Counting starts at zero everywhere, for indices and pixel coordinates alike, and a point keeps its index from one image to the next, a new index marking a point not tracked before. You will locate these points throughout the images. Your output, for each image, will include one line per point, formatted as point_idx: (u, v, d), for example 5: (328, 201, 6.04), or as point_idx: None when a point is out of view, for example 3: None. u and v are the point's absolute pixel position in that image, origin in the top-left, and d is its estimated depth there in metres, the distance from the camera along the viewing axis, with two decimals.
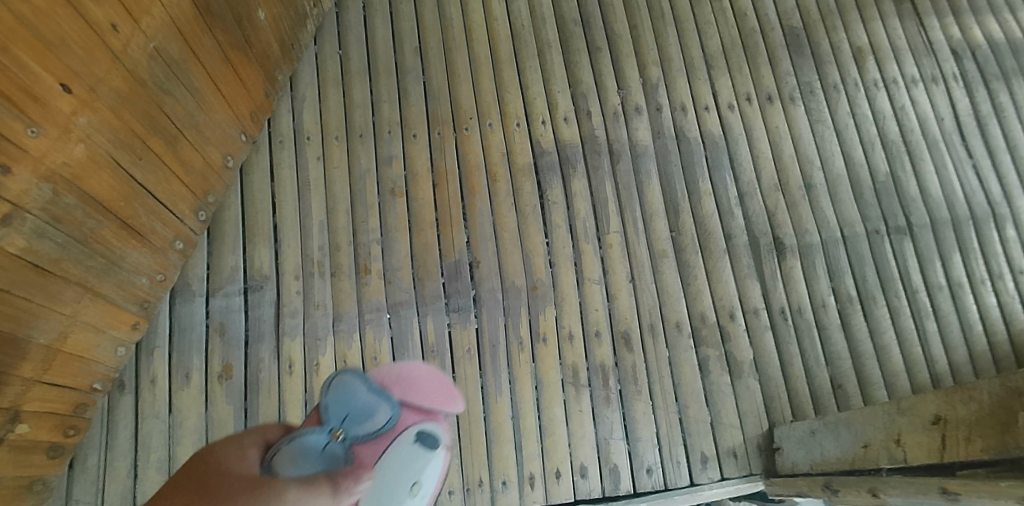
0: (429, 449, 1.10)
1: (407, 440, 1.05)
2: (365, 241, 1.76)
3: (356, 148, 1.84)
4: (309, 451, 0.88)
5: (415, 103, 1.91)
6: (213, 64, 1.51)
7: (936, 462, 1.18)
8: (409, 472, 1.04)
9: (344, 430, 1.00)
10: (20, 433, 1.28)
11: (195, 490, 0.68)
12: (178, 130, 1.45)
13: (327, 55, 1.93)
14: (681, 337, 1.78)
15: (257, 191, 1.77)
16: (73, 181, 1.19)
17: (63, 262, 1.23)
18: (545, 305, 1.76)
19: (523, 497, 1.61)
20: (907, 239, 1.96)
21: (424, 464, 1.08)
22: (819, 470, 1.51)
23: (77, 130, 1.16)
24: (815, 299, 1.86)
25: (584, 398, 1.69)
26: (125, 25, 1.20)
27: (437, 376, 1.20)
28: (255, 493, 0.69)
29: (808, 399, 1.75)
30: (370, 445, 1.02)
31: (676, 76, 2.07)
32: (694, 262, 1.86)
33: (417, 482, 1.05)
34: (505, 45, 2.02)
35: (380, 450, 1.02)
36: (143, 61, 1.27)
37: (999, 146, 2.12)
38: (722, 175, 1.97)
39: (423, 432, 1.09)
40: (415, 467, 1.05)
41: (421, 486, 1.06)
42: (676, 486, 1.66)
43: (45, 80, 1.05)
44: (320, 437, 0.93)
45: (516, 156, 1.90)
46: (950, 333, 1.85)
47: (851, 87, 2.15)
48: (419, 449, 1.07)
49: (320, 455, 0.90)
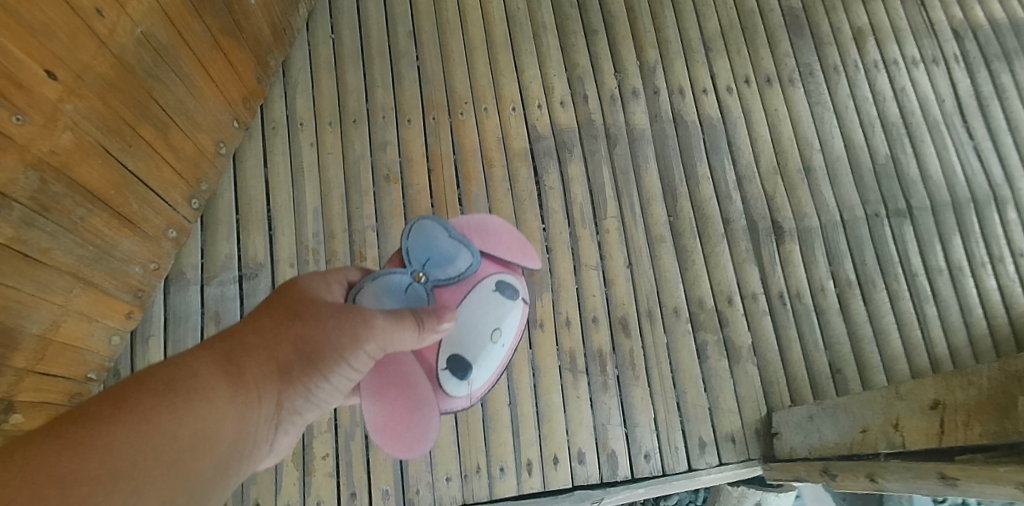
0: (507, 298, 1.22)
1: (484, 289, 1.18)
2: (360, 228, 1.75)
3: (349, 133, 1.82)
4: (392, 289, 1.02)
5: (409, 88, 1.88)
6: (203, 49, 1.49)
7: (935, 447, 1.17)
8: (485, 318, 1.18)
9: (426, 272, 1.12)
10: (14, 423, 1.24)
11: (285, 312, 0.74)
12: (169, 117, 1.43)
13: (319, 39, 1.90)
14: (679, 322, 1.77)
15: (251, 178, 1.75)
16: (61, 169, 1.18)
17: (52, 251, 1.22)
18: (542, 291, 1.75)
19: (520, 483, 1.61)
20: (907, 222, 1.94)
21: (501, 313, 1.20)
22: (817, 454, 1.50)
23: (63, 118, 1.14)
24: (814, 283, 1.85)
25: (581, 384, 1.69)
26: (111, 9, 1.17)
27: (513, 232, 1.27)
28: (345, 314, 0.75)
29: (807, 384, 1.75)
30: (451, 287, 1.15)
31: (674, 58, 2.04)
32: (692, 247, 1.85)
33: (495, 328, 1.19)
34: (499, 28, 1.99)
35: (461, 294, 1.15)
36: (131, 47, 1.25)
37: (1001, 127, 2.09)
38: (720, 158, 1.95)
39: (500, 282, 1.21)
40: (491, 315, 1.19)
41: (499, 331, 1.20)
42: (674, 472, 1.66)
43: (29, 67, 1.03)
44: (404, 278, 1.06)
45: (512, 141, 1.88)
46: (949, 316, 1.84)
47: (852, 69, 2.11)
48: (496, 298, 1.20)
49: (406, 295, 1.05)
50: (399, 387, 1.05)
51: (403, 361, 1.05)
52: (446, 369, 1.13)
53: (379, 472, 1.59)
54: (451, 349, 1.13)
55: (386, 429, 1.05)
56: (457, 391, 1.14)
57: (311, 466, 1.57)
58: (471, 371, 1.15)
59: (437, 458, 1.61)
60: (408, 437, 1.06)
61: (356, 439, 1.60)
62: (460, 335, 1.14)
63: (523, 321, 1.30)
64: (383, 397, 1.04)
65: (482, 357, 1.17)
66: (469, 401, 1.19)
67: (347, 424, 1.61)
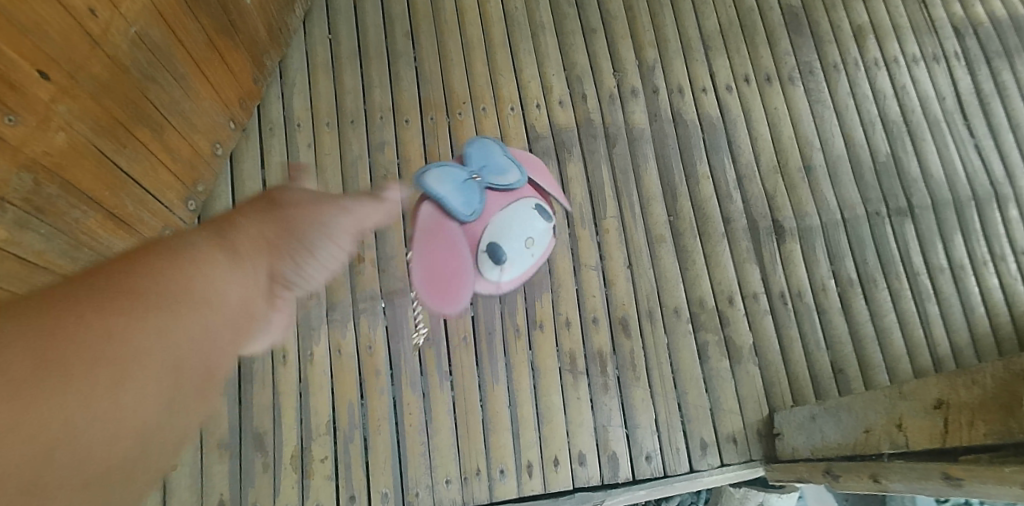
0: (544, 218, 1.32)
1: (525, 204, 1.28)
2: (357, 229, 1.74)
3: (347, 134, 1.81)
4: (442, 179, 1.19)
5: (407, 88, 1.87)
6: (198, 49, 1.48)
7: (938, 448, 1.15)
8: (521, 225, 1.27)
9: (482, 176, 1.25)
10: None
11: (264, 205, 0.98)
12: (163, 118, 1.42)
13: (316, 39, 1.89)
14: (680, 322, 1.76)
15: (248, 179, 1.74)
16: (54, 170, 1.16)
17: (47, 253, 1.20)
18: (541, 292, 1.74)
19: (521, 485, 1.60)
20: (908, 220, 1.93)
21: (536, 225, 1.30)
22: (819, 455, 1.49)
23: (56, 118, 1.13)
24: (815, 282, 1.84)
25: (581, 385, 1.68)
26: (104, 10, 1.16)
27: (559, 173, 1.40)
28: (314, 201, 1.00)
29: (809, 384, 1.73)
30: (500, 194, 1.26)
31: (673, 57, 2.03)
32: (692, 247, 1.84)
33: (529, 237, 1.30)
34: (497, 28, 1.98)
35: (505, 201, 1.26)
36: (124, 47, 1.24)
37: (1002, 124, 2.08)
38: (720, 157, 1.94)
39: (540, 205, 1.32)
40: (528, 225, 1.29)
41: (532, 240, 1.31)
42: (675, 473, 1.65)
43: (22, 67, 1.02)
44: (455, 173, 1.22)
45: (511, 141, 1.87)
46: (951, 315, 1.83)
47: (852, 67, 2.10)
48: (535, 214, 1.30)
49: (459, 184, 1.21)
50: (433, 244, 1.21)
51: (444, 225, 1.20)
52: (478, 258, 1.25)
53: (378, 474, 1.57)
54: (489, 239, 1.24)
55: (427, 253, 1.21)
56: (489, 271, 1.26)
57: (310, 469, 1.56)
58: (500, 263, 1.28)
59: (437, 461, 1.59)
60: (431, 274, 1.22)
61: (355, 442, 1.59)
62: (499, 229, 1.24)
63: (554, 244, 1.42)
64: (428, 227, 1.20)
65: (513, 254, 1.27)
66: (489, 288, 1.34)
67: (346, 427, 1.60)
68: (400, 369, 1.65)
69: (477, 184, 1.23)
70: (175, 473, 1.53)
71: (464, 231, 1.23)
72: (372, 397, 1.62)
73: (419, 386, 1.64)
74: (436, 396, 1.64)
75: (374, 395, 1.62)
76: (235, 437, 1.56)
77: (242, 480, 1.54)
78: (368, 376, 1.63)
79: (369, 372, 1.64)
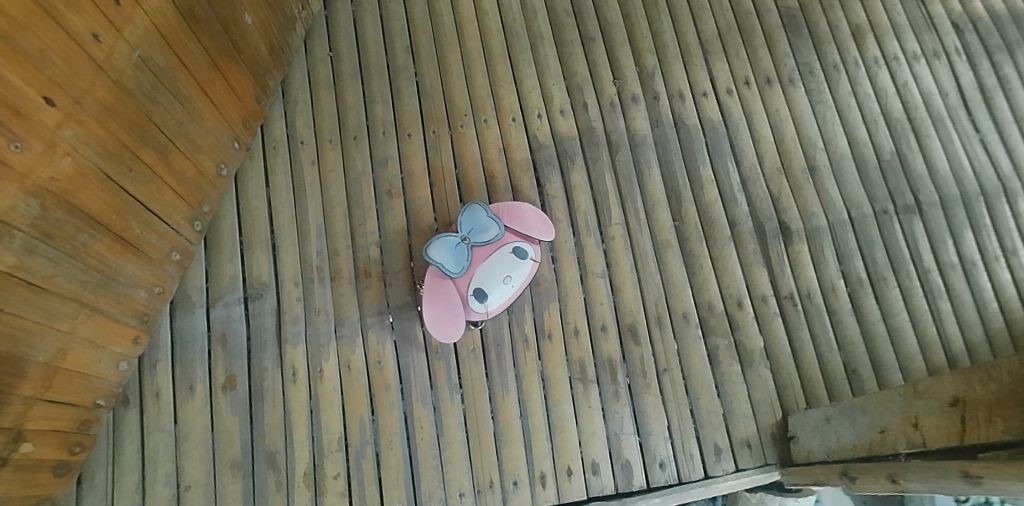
0: (521, 258, 1.68)
1: (504, 251, 1.67)
2: (363, 244, 1.74)
3: (350, 149, 1.82)
4: (443, 249, 1.62)
5: (408, 102, 1.89)
6: (201, 70, 1.49)
7: (955, 446, 1.14)
8: (502, 268, 1.65)
9: (470, 237, 1.65)
10: (23, 452, 1.26)
11: None
12: (168, 140, 1.44)
13: (317, 57, 1.91)
14: (689, 327, 1.75)
15: (253, 198, 1.75)
16: (61, 195, 1.17)
17: (56, 278, 1.22)
18: (549, 301, 1.74)
19: (535, 496, 1.59)
20: (916, 218, 1.92)
21: (514, 266, 1.66)
22: (836, 457, 1.47)
23: (63, 143, 1.14)
24: (824, 283, 1.83)
25: (592, 394, 1.67)
26: (107, 34, 1.17)
27: (541, 215, 1.72)
28: None
29: (822, 386, 1.72)
30: (485, 247, 1.66)
31: (673, 63, 2.04)
32: (699, 251, 1.83)
33: (509, 274, 1.65)
34: (496, 40, 2.00)
35: (489, 252, 1.66)
36: (127, 71, 1.25)
37: (1006, 118, 2.07)
38: (723, 160, 1.94)
39: (517, 248, 1.68)
40: (508, 267, 1.66)
41: (511, 276, 1.65)
42: (690, 480, 1.63)
43: (27, 94, 1.03)
44: (452, 240, 1.63)
45: (514, 152, 1.87)
46: (964, 312, 1.81)
47: (852, 66, 2.10)
48: (513, 258, 1.67)
49: (453, 249, 1.63)
50: (440, 296, 1.61)
51: (445, 282, 1.62)
52: (472, 296, 1.62)
53: (390, 490, 1.57)
54: (477, 284, 1.63)
55: (434, 301, 1.60)
56: (476, 308, 1.62)
57: (322, 486, 1.56)
58: (488, 296, 1.63)
59: (450, 474, 1.59)
60: (442, 320, 1.59)
61: (368, 458, 1.59)
62: (484, 276, 1.64)
63: (534, 274, 1.71)
64: (434, 283, 1.62)
65: (497, 292, 1.64)
66: (486, 317, 1.65)
67: (358, 443, 1.59)
68: (409, 382, 1.65)
69: (468, 244, 1.64)
70: (188, 494, 1.52)
71: (459, 281, 1.63)
72: (383, 412, 1.62)
73: (428, 400, 1.63)
74: (446, 409, 1.63)
75: (385, 410, 1.62)
76: (247, 456, 1.56)
77: (255, 499, 1.53)
78: (378, 391, 1.63)
79: (379, 387, 1.64)
